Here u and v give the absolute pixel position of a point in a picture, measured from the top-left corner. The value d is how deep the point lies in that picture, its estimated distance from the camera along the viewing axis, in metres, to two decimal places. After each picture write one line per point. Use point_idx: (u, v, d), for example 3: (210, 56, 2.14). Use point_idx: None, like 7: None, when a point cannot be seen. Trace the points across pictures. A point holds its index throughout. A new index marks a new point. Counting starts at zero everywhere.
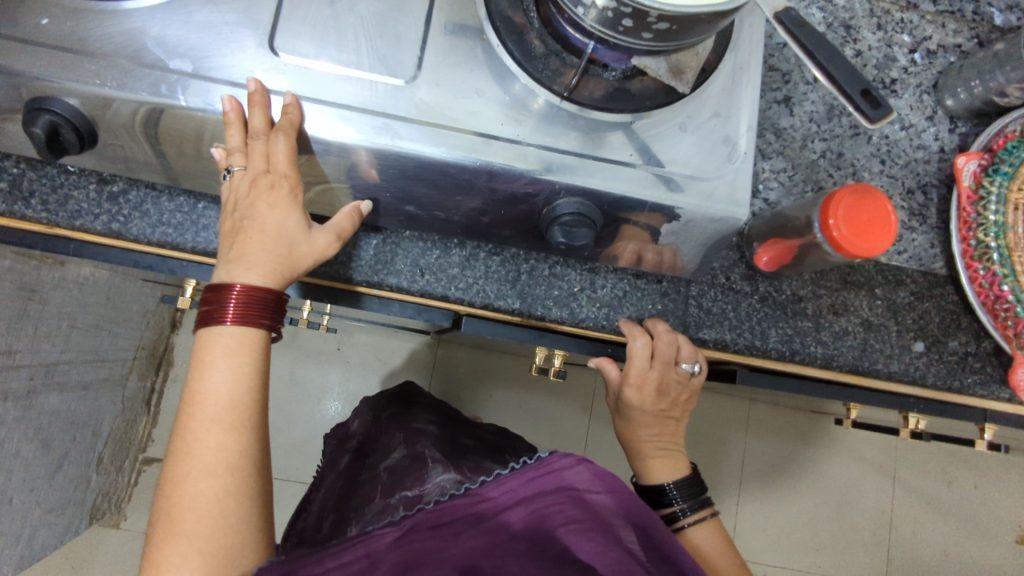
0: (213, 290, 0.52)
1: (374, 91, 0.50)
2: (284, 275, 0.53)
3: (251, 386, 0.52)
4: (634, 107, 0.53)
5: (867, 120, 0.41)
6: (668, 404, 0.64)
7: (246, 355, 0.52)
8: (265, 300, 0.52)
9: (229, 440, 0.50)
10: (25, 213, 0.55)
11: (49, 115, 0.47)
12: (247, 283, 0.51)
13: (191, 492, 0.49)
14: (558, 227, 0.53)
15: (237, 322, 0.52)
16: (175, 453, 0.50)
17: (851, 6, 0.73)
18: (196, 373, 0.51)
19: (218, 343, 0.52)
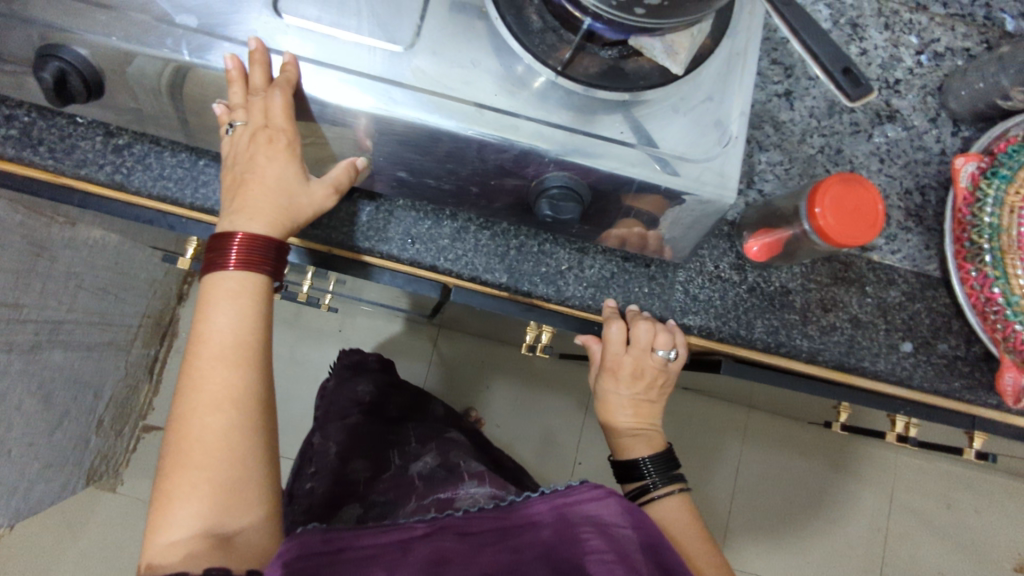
0: (218, 237, 0.53)
1: (372, 57, 0.51)
2: (284, 228, 0.55)
3: (255, 327, 0.54)
4: (628, 86, 0.53)
5: (847, 97, 0.40)
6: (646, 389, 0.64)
7: (250, 297, 0.54)
8: (268, 246, 0.53)
9: (236, 377, 0.52)
10: (33, 160, 0.57)
11: (58, 61, 0.49)
12: (249, 233, 0.53)
13: (199, 427, 0.51)
14: (545, 201, 0.53)
15: (239, 266, 0.53)
16: (183, 389, 0.52)
17: (859, 5, 0.74)
18: (202, 313, 0.53)
19: (222, 288, 0.53)
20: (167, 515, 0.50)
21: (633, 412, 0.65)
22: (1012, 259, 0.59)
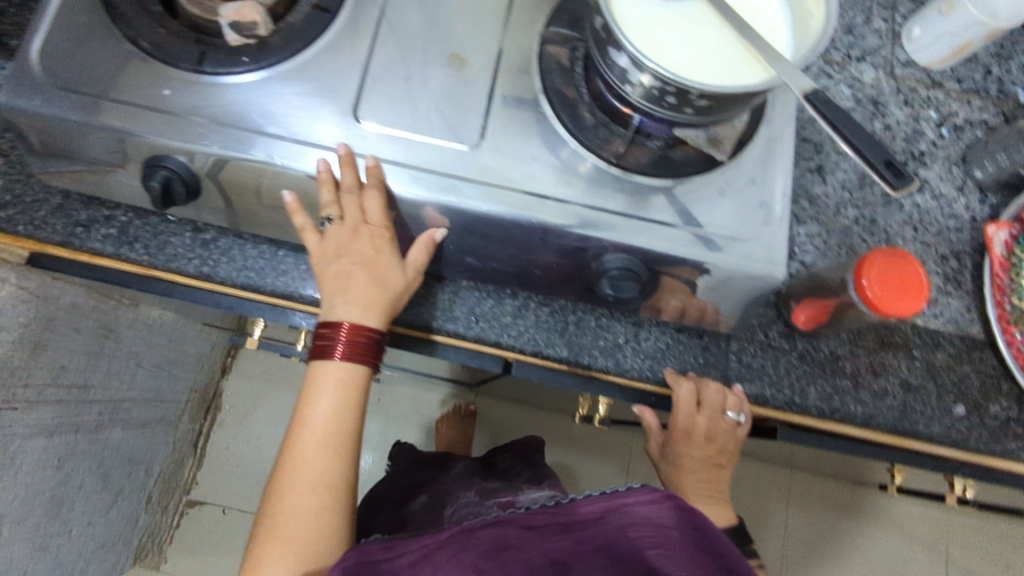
0: (326, 323, 0.57)
1: (443, 156, 0.56)
2: (382, 313, 0.58)
3: (353, 419, 0.57)
4: (675, 172, 0.58)
5: (891, 186, 0.43)
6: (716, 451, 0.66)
7: (352, 389, 0.57)
8: (370, 339, 0.57)
9: (331, 463, 0.56)
10: (129, 255, 0.62)
11: (164, 170, 0.54)
12: (354, 320, 0.57)
13: (293, 504, 0.55)
14: (607, 281, 0.57)
15: (344, 357, 0.57)
16: (282, 464, 0.56)
17: (879, 84, 0.79)
18: (308, 397, 0.57)
19: (330, 376, 0.57)
20: None
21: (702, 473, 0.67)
22: None
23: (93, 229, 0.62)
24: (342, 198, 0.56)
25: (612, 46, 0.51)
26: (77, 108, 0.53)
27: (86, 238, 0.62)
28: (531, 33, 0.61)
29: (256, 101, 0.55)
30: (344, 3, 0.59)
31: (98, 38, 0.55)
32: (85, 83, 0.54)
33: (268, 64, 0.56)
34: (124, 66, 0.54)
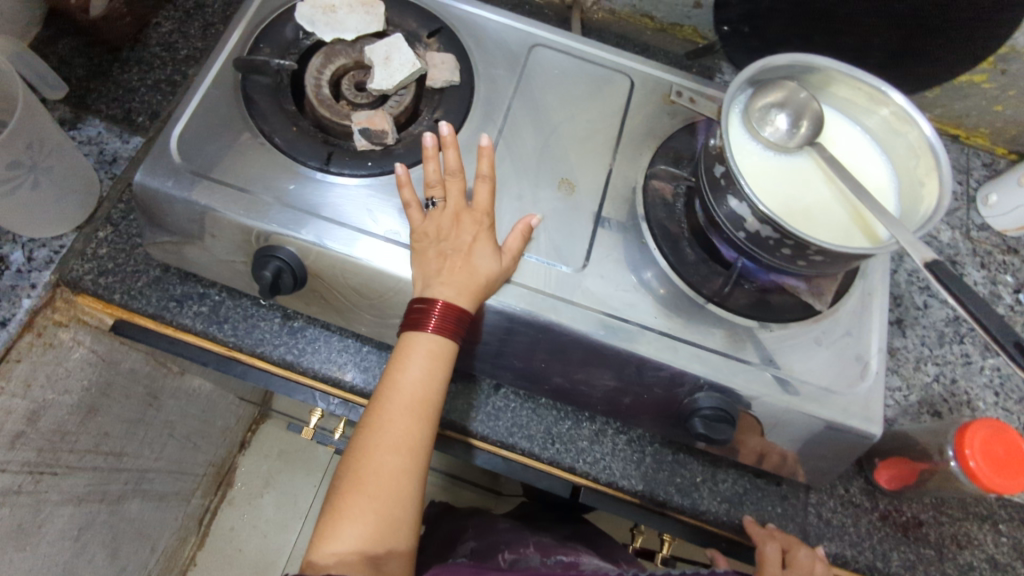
0: (421, 296, 0.53)
1: (549, 276, 0.57)
2: (476, 296, 0.53)
3: (444, 366, 0.53)
4: (773, 317, 0.58)
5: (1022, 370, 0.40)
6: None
7: (442, 362, 0.52)
8: (462, 316, 0.52)
9: (417, 430, 0.50)
10: (217, 334, 0.62)
11: (277, 261, 0.55)
12: (449, 298, 0.52)
13: (377, 463, 0.49)
14: (699, 419, 0.56)
15: (436, 330, 0.52)
16: (365, 425, 0.50)
17: (954, 244, 0.81)
18: (398, 364, 0.52)
19: (422, 345, 0.52)
20: (331, 535, 0.47)
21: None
22: None
23: (186, 305, 0.62)
24: (445, 176, 0.58)
25: (731, 193, 0.52)
26: (206, 194, 0.55)
27: (177, 312, 0.62)
28: (637, 166, 0.64)
29: (371, 203, 0.57)
30: (465, 122, 0.63)
31: (233, 131, 0.59)
32: (217, 170, 0.57)
33: (388, 171, 0.59)
34: (254, 157, 0.58)
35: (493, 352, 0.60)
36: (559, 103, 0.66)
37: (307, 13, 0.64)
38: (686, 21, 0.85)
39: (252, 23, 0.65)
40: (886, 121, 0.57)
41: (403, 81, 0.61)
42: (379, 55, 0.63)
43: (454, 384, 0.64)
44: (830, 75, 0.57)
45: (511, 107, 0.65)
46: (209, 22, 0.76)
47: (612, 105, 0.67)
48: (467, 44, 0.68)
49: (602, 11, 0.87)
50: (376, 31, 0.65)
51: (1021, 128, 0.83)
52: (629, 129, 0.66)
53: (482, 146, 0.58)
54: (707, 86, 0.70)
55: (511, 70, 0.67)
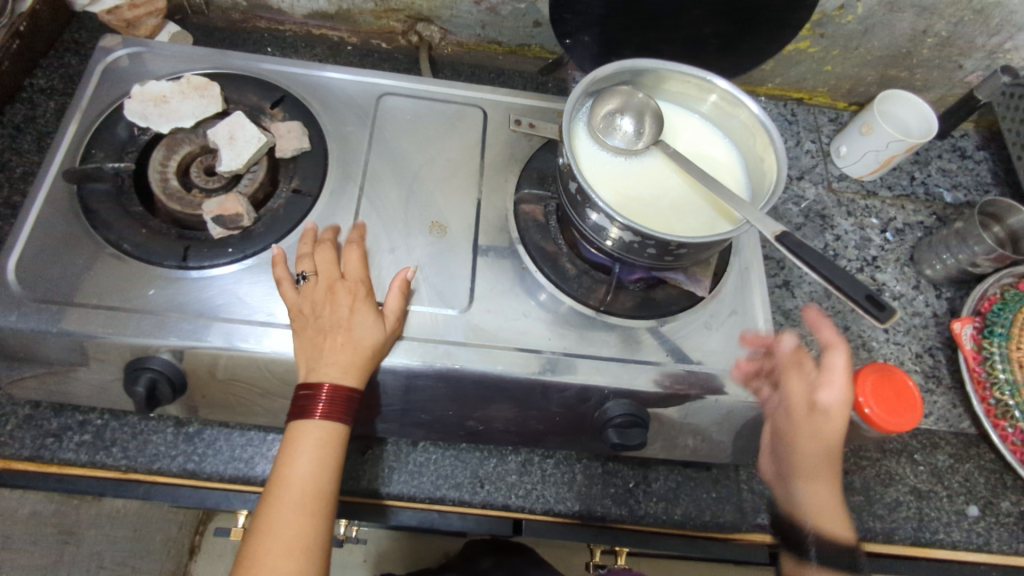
0: (305, 381, 0.51)
1: (437, 323, 0.57)
2: (363, 371, 0.52)
3: (334, 452, 0.51)
4: (661, 312, 0.60)
5: (877, 319, 0.45)
6: (825, 451, 0.58)
7: (331, 448, 0.50)
8: (350, 395, 0.51)
9: (311, 524, 0.48)
10: (106, 461, 0.59)
11: (150, 372, 0.53)
12: (335, 379, 0.51)
13: (269, 568, 0.46)
14: (612, 429, 0.55)
15: (322, 415, 0.50)
16: (253, 530, 0.47)
17: (821, 199, 0.86)
18: (284, 458, 0.49)
19: (308, 434, 0.50)
20: None
21: (807, 507, 0.59)
22: None
23: (65, 437, 0.59)
24: (319, 251, 0.57)
25: (589, 207, 0.53)
26: (58, 320, 0.52)
27: (57, 448, 0.59)
28: (505, 193, 0.65)
29: (239, 290, 0.56)
30: (325, 185, 0.62)
31: (79, 247, 0.56)
32: (67, 293, 0.54)
33: (253, 252, 0.58)
34: (105, 269, 0.55)
35: (400, 411, 0.58)
36: (417, 147, 0.66)
37: (137, 109, 0.61)
38: (531, 40, 0.87)
39: (81, 130, 0.62)
40: (720, 107, 0.60)
41: (252, 157, 0.60)
42: (222, 137, 0.61)
43: (371, 451, 0.63)
44: (659, 75, 0.60)
45: (368, 161, 0.64)
46: (42, 132, 0.72)
47: (469, 138, 0.68)
48: (312, 107, 0.67)
49: (451, 45, 0.88)
50: (216, 112, 0.63)
51: (854, 80, 0.90)
52: (491, 158, 0.67)
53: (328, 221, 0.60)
54: (557, 102, 0.72)
55: (362, 123, 0.67)
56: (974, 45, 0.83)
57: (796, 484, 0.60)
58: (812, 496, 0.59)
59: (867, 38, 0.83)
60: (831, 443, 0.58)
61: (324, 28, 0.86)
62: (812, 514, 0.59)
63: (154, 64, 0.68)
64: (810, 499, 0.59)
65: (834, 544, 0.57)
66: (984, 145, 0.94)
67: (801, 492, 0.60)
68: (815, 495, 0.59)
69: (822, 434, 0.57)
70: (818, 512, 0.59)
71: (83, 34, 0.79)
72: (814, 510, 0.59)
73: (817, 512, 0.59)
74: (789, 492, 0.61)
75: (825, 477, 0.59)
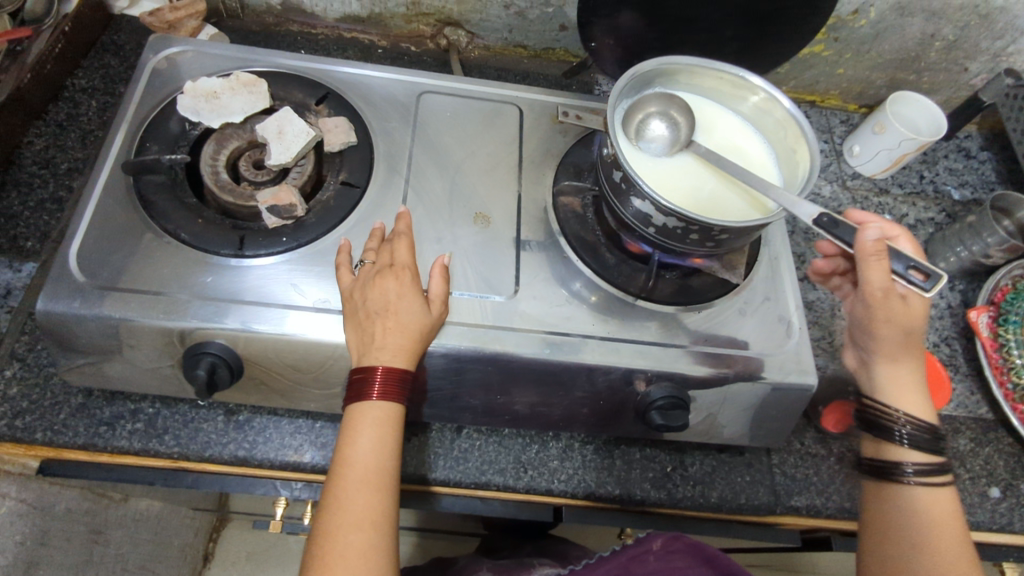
0: (359, 365, 0.52)
1: (484, 309, 0.58)
2: (414, 354, 0.53)
3: (394, 431, 0.52)
4: (698, 299, 0.62)
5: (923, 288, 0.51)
6: (912, 329, 0.56)
7: (389, 428, 0.52)
8: (404, 377, 0.52)
9: (377, 501, 0.49)
10: (158, 449, 0.59)
11: (209, 356, 0.54)
12: (387, 362, 0.52)
13: (341, 544, 0.47)
14: (655, 411, 0.57)
15: (380, 395, 0.52)
16: (322, 510, 0.49)
17: (836, 196, 0.89)
18: (346, 439, 0.51)
19: (368, 415, 0.51)
20: None
21: (893, 383, 0.57)
22: None
23: (119, 426, 0.59)
24: (371, 241, 0.59)
25: (633, 194, 0.55)
26: (119, 305, 0.54)
27: (110, 436, 0.59)
28: (543, 186, 0.67)
29: (293, 277, 0.57)
30: (371, 178, 0.64)
31: (137, 235, 0.57)
32: (126, 280, 0.55)
33: (304, 241, 0.59)
34: (163, 257, 0.57)
35: (448, 396, 0.60)
36: (456, 142, 0.68)
37: (189, 104, 0.64)
38: (556, 44, 0.90)
39: (133, 125, 0.64)
40: (755, 105, 0.63)
41: (301, 150, 0.62)
42: (270, 131, 0.63)
43: (416, 437, 0.64)
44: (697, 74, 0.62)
45: (411, 155, 0.66)
46: (86, 129, 0.74)
47: (506, 134, 0.70)
48: (355, 103, 0.69)
49: (478, 49, 0.91)
50: (263, 107, 0.65)
51: (864, 83, 0.94)
52: (528, 153, 0.69)
53: (377, 210, 0.61)
54: (589, 101, 0.74)
55: (403, 119, 0.69)
56: (979, 49, 0.86)
57: (880, 362, 0.58)
58: (896, 374, 0.57)
59: (878, 42, 0.86)
60: (917, 326, 0.56)
61: (355, 32, 0.90)
62: (893, 396, 0.57)
63: (199, 63, 0.70)
64: (890, 380, 0.57)
65: (924, 430, 0.55)
66: (989, 145, 0.98)
67: (880, 373, 0.58)
68: (900, 373, 0.57)
69: (909, 321, 0.55)
70: (907, 388, 0.57)
71: (121, 37, 0.82)
72: (894, 391, 0.57)
73: (895, 394, 0.57)
74: (868, 377, 0.59)
75: (912, 352, 0.57)
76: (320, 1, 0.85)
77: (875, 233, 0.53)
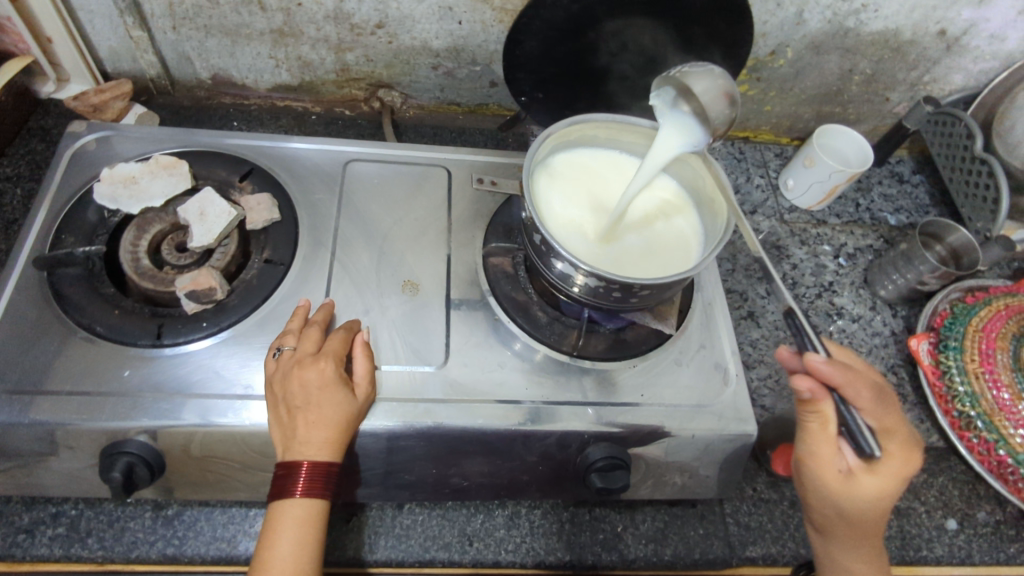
0: (282, 460, 0.50)
1: (414, 382, 0.57)
2: (338, 446, 0.51)
3: (316, 533, 0.49)
4: (633, 352, 0.62)
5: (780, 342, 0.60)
6: (854, 522, 0.51)
7: (312, 525, 0.49)
8: (328, 471, 0.50)
9: None
10: (81, 553, 0.57)
11: (126, 457, 0.52)
12: (310, 457, 0.50)
13: None
14: (595, 474, 0.56)
15: (302, 492, 0.49)
16: None
17: (775, 231, 0.91)
18: (266, 540, 0.48)
19: (289, 514, 0.49)
20: None
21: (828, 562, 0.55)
22: (1001, 420, 0.69)
23: (38, 532, 0.57)
24: (304, 329, 0.57)
25: (553, 256, 0.55)
26: (31, 410, 0.52)
27: (29, 544, 0.56)
28: (473, 248, 0.67)
29: (216, 364, 0.56)
30: (296, 253, 0.64)
31: (51, 333, 0.56)
32: (39, 380, 0.54)
33: (226, 325, 0.58)
34: (76, 354, 0.55)
35: (383, 474, 0.58)
36: (385, 209, 0.68)
37: (107, 192, 0.63)
38: (489, 100, 0.92)
39: (51, 215, 0.63)
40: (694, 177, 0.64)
41: (223, 231, 0.62)
42: (192, 213, 0.62)
43: (355, 518, 0.62)
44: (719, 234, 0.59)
45: (339, 227, 0.66)
46: (10, 219, 0.73)
47: (434, 197, 0.71)
48: (281, 178, 0.69)
49: (412, 108, 0.93)
50: (185, 188, 0.65)
51: (793, 118, 0.96)
52: (457, 215, 0.69)
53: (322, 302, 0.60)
54: (515, 158, 0.75)
55: (330, 190, 0.69)
56: (897, 80, 0.89)
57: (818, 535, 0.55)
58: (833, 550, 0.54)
59: (799, 80, 0.89)
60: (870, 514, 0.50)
61: (287, 100, 0.90)
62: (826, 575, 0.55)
63: (121, 147, 0.70)
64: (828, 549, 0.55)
65: None
66: (920, 169, 1.00)
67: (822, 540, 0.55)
68: (835, 553, 0.54)
69: (847, 508, 0.50)
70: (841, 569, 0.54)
71: (49, 121, 0.82)
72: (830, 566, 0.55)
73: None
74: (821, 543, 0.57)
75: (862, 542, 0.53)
76: (250, 73, 0.85)
77: (812, 390, 0.48)
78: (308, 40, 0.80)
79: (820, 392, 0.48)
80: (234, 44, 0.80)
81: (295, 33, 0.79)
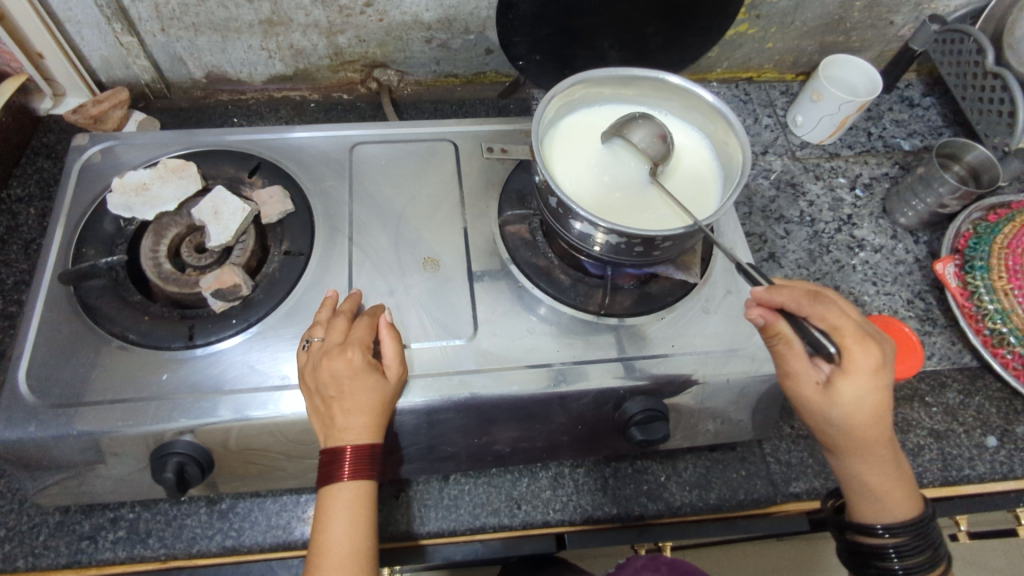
0: (326, 447, 0.51)
1: (446, 357, 0.58)
2: (378, 429, 0.52)
3: (366, 513, 0.50)
4: (659, 304, 0.62)
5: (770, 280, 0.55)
6: (855, 431, 0.51)
7: (362, 507, 0.50)
8: (372, 453, 0.51)
9: None
10: (144, 553, 0.58)
11: (175, 458, 0.53)
12: (353, 442, 0.51)
13: None
14: (634, 427, 0.56)
15: (350, 476, 0.50)
16: None
17: (788, 168, 0.89)
18: (320, 525, 0.49)
19: (339, 498, 0.50)
20: None
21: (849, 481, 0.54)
22: None
23: (100, 537, 0.59)
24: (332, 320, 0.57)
25: (571, 218, 0.55)
26: (77, 421, 0.53)
27: (94, 549, 0.58)
28: (488, 218, 0.67)
29: (250, 359, 0.57)
30: (314, 242, 0.64)
31: (86, 345, 0.57)
32: (81, 392, 0.55)
33: (255, 320, 0.59)
34: (113, 363, 0.56)
35: (426, 448, 0.59)
36: (396, 189, 0.68)
37: (120, 202, 0.63)
38: (485, 67, 0.90)
39: (68, 230, 0.63)
40: (703, 122, 0.63)
41: (239, 228, 0.62)
42: (206, 214, 0.63)
43: (403, 494, 0.63)
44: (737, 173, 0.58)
45: (353, 213, 0.66)
46: (28, 240, 0.74)
47: (444, 172, 0.70)
48: (290, 170, 0.69)
49: (410, 85, 0.92)
50: (196, 190, 0.65)
51: (796, 52, 0.94)
52: (468, 187, 0.69)
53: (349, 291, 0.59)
54: (520, 123, 0.74)
55: (339, 176, 0.69)
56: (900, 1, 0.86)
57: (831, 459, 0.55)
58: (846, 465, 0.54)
59: (800, 13, 0.86)
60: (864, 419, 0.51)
61: (284, 91, 0.90)
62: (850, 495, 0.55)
63: (127, 155, 0.69)
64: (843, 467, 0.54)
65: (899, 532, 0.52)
66: (929, 91, 0.98)
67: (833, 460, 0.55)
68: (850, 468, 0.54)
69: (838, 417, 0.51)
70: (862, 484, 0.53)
71: (52, 138, 0.82)
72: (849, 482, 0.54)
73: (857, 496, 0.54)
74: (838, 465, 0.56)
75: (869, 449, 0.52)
76: (243, 68, 0.85)
77: (763, 317, 0.50)
78: (298, 27, 0.79)
79: (772, 316, 0.50)
80: (224, 39, 0.79)
81: (284, 21, 0.78)
